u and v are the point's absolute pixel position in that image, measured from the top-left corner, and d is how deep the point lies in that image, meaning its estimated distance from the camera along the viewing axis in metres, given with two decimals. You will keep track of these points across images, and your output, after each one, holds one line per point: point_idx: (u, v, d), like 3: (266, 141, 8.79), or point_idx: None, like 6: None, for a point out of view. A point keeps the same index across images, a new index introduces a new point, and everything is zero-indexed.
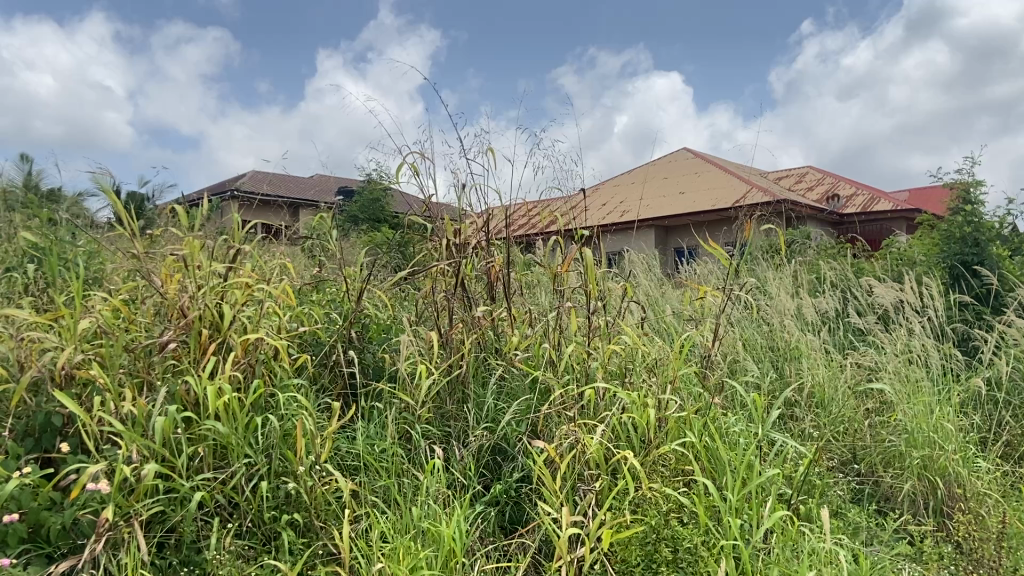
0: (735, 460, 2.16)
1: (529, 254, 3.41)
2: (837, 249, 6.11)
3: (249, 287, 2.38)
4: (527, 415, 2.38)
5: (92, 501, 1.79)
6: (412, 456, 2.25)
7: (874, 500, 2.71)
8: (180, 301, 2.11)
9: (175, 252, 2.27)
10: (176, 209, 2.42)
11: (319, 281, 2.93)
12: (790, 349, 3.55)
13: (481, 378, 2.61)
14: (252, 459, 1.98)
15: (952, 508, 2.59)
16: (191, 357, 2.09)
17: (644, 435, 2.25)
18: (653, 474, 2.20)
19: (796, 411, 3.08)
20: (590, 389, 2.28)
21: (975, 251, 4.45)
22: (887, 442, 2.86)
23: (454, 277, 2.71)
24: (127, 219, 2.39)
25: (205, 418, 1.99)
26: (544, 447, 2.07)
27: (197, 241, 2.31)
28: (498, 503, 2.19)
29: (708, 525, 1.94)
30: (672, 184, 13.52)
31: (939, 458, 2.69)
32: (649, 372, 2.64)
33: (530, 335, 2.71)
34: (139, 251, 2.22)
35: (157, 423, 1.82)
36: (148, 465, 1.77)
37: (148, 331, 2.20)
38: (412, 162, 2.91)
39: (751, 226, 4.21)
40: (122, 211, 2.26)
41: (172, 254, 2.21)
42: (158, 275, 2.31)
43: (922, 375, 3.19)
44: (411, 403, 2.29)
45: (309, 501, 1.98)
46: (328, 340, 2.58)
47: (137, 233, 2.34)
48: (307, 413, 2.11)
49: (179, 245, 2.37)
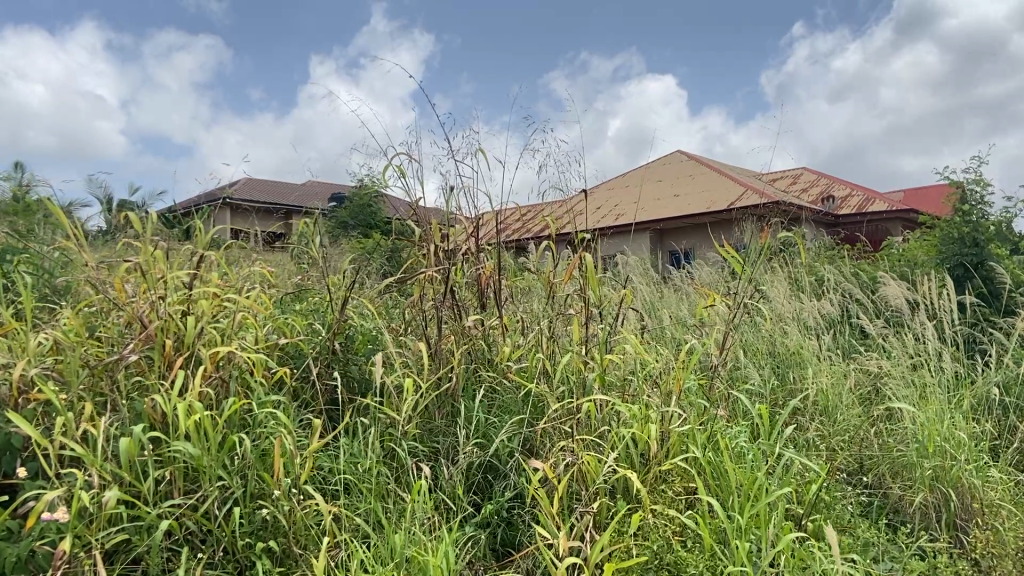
0: (741, 477, 2.04)
1: (523, 260, 3.29)
2: (836, 249, 6.03)
3: (217, 298, 2.26)
4: (520, 430, 2.27)
5: (49, 530, 1.63)
6: (398, 476, 2.12)
7: (884, 513, 2.60)
8: (140, 312, 1.99)
9: (131, 260, 2.13)
10: (129, 214, 2.26)
11: (302, 290, 2.81)
12: (793, 355, 3.45)
13: (472, 391, 2.49)
14: (225, 482, 1.85)
15: (968, 522, 2.46)
16: (156, 372, 1.96)
17: (645, 450, 2.15)
18: (655, 493, 2.09)
19: (801, 420, 2.99)
20: (588, 402, 2.17)
21: (973, 251, 4.39)
22: (897, 452, 2.75)
23: (443, 284, 2.58)
24: (73, 225, 2.21)
25: (174, 438, 1.85)
26: (539, 467, 1.96)
27: (154, 250, 2.20)
28: (489, 525, 2.06)
29: (714, 549, 1.82)
30: (668, 187, 13.48)
31: (952, 468, 2.55)
32: (648, 382, 2.53)
33: (523, 344, 2.59)
34: (89, 262, 2.12)
35: (120, 444, 1.68)
36: (110, 492, 1.63)
37: (115, 345, 2.06)
38: (398, 163, 2.79)
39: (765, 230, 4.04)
40: (66, 224, 2.07)
41: (128, 262, 2.08)
42: (114, 286, 2.17)
43: (930, 380, 3.08)
44: (398, 419, 2.17)
45: (288, 526, 1.84)
46: (309, 353, 2.44)
47: (85, 244, 2.20)
48: (286, 431, 1.99)
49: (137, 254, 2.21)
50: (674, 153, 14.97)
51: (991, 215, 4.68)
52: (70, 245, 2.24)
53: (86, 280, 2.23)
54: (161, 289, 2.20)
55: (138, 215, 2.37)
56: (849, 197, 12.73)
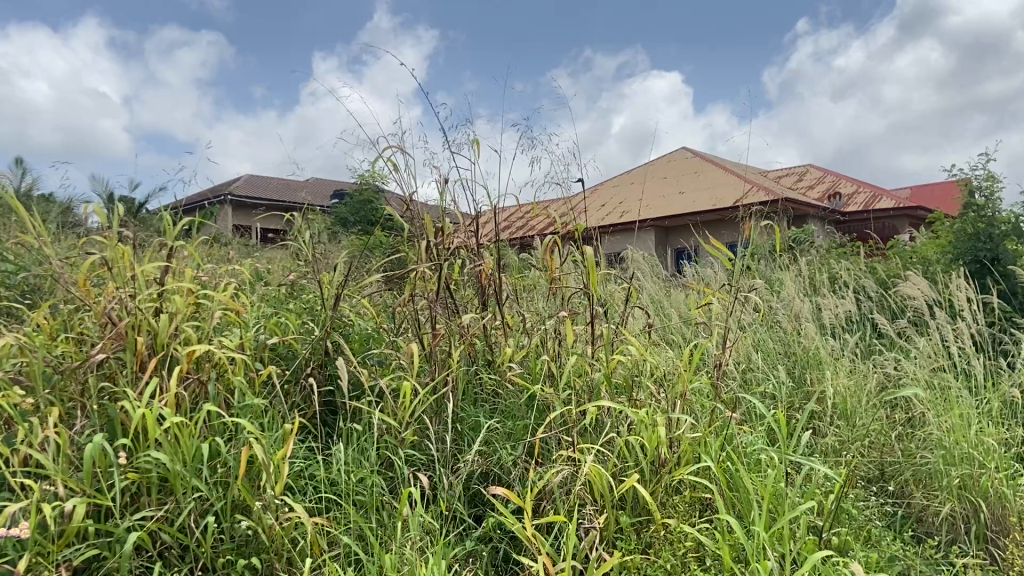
0: (761, 489, 1.89)
1: (527, 257, 3.13)
2: (847, 247, 5.85)
3: (193, 295, 2.11)
4: (523, 437, 2.12)
5: (9, 548, 1.51)
6: (393, 486, 1.96)
7: (909, 524, 2.45)
8: (108, 311, 1.87)
9: (93, 256, 2.03)
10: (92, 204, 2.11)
11: (294, 287, 2.67)
12: (809, 356, 3.30)
13: (472, 395, 2.33)
14: (203, 494, 1.70)
15: (998, 534, 2.30)
16: (127, 375, 1.84)
17: (656, 459, 2.00)
18: (668, 506, 1.94)
19: (819, 426, 2.84)
20: (592, 407, 2.02)
21: (989, 247, 4.25)
22: (921, 460, 2.60)
23: (438, 281, 2.42)
24: (29, 220, 2.02)
25: (145, 446, 1.72)
26: (508, 491, 1.76)
27: (121, 243, 2.05)
28: (491, 540, 1.92)
29: (734, 570, 1.67)
30: (673, 183, 13.29)
31: (981, 478, 2.39)
32: (657, 384, 2.39)
33: (526, 345, 2.42)
34: (53, 259, 1.98)
35: (83, 453, 1.55)
36: (72, 504, 1.50)
37: (86, 348, 1.94)
38: (389, 154, 2.65)
39: (751, 224, 3.92)
40: (25, 215, 1.94)
41: (92, 259, 1.98)
42: (80, 284, 2.05)
43: (953, 383, 2.93)
44: (393, 425, 2.02)
45: (270, 542, 1.67)
46: (301, 353, 2.31)
47: (39, 237, 2.02)
48: (255, 437, 1.79)
49: (102, 249, 2.08)
50: (678, 150, 14.78)
51: (1006, 210, 4.52)
52: (32, 242, 2.10)
53: (54, 277, 2.09)
54: (134, 286, 2.07)
55: (101, 208, 2.21)
56: (856, 194, 12.55)
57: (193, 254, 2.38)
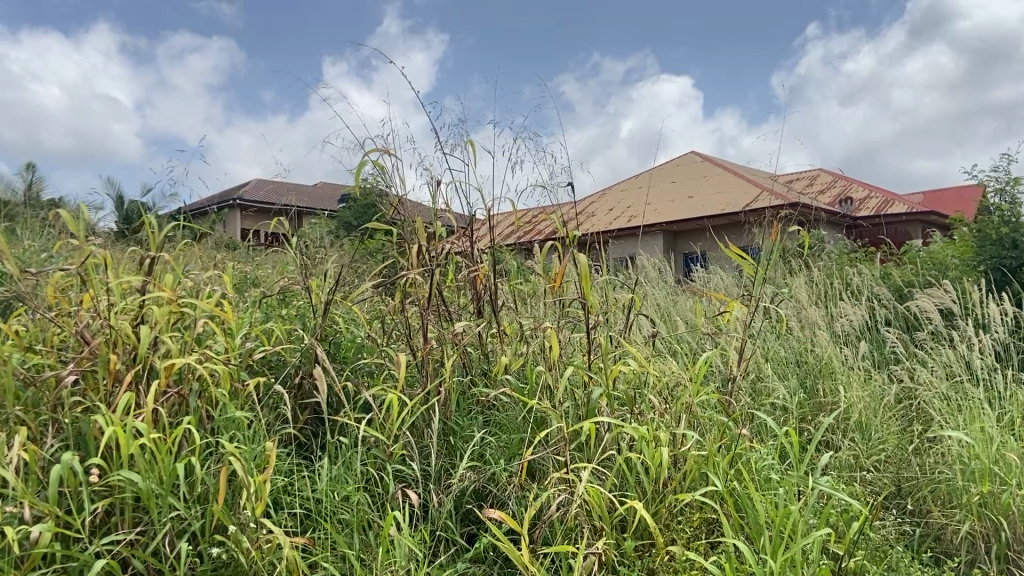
0: (770, 510, 1.77)
1: (525, 261, 3.03)
2: (861, 253, 5.71)
3: (174, 303, 2.02)
4: (518, 452, 2.03)
5: None
6: (380, 503, 1.87)
7: (927, 544, 2.30)
8: (82, 324, 1.79)
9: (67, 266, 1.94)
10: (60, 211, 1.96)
11: (284, 293, 2.59)
12: (822, 366, 3.19)
13: (467, 407, 2.24)
14: (180, 513, 1.61)
15: (1021, 554, 2.14)
16: (103, 389, 1.74)
17: (659, 477, 1.89)
18: (672, 530, 1.83)
19: (833, 440, 2.74)
20: (589, 423, 1.89)
21: (1012, 253, 4.09)
22: (941, 474, 2.47)
23: (429, 288, 2.31)
24: None
25: (119, 465, 1.63)
26: (502, 516, 1.63)
27: (98, 251, 1.95)
28: (483, 560, 1.83)
29: None
30: (683, 187, 13.16)
31: (1002, 495, 2.23)
32: (661, 397, 2.29)
33: (523, 354, 2.33)
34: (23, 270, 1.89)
35: (48, 476, 1.46)
36: (37, 528, 1.41)
37: (61, 360, 1.86)
38: (377, 158, 2.60)
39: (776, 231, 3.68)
40: None
41: (68, 267, 1.89)
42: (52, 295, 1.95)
43: (973, 395, 2.80)
44: (381, 439, 1.92)
45: (248, 566, 1.57)
46: (289, 362, 2.22)
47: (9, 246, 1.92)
48: (238, 455, 1.67)
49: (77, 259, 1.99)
50: (688, 155, 14.62)
51: None
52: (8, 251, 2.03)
53: (30, 288, 2.01)
54: (113, 295, 1.99)
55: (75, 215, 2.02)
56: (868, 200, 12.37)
57: (175, 262, 2.29)
